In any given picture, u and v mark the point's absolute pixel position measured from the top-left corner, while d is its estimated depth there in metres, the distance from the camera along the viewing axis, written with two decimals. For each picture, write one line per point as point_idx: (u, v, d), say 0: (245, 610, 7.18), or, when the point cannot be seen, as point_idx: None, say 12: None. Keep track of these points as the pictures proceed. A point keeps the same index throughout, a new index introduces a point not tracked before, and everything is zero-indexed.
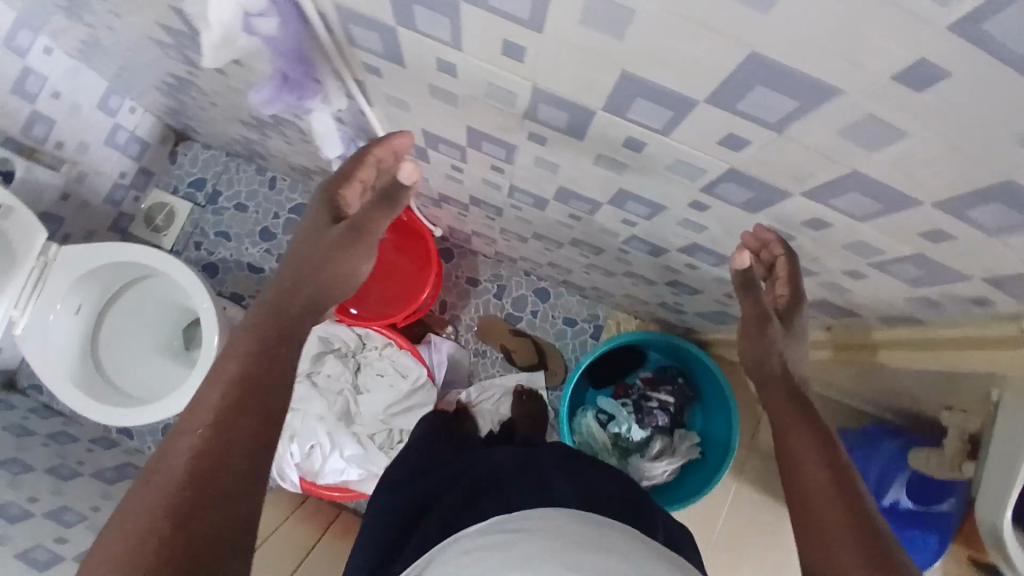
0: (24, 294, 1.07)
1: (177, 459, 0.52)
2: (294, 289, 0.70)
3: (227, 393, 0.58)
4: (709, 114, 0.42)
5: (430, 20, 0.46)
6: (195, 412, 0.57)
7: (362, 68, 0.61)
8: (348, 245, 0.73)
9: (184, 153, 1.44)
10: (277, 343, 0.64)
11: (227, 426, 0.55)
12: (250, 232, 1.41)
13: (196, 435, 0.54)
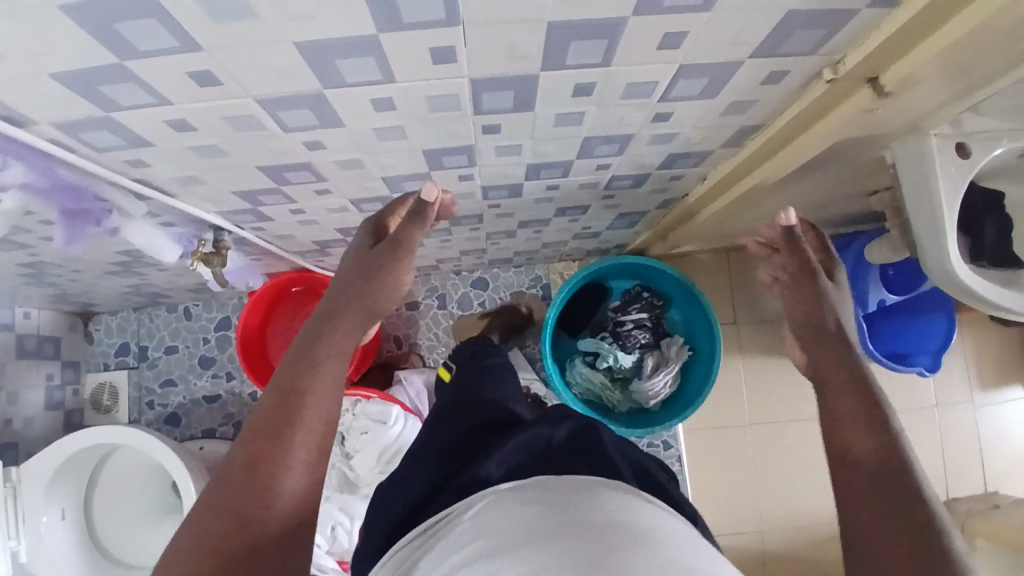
0: (9, 522, 1.05)
1: (184, 550, 0.47)
2: (316, 330, 0.57)
3: (250, 477, 0.50)
4: (400, 40, 0.41)
5: (116, 92, 0.45)
6: (216, 486, 0.50)
7: (128, 170, 0.60)
8: (378, 269, 0.60)
9: (99, 329, 1.43)
10: (306, 405, 0.53)
11: (247, 526, 0.48)
12: (191, 367, 1.40)
13: (214, 526, 0.48)
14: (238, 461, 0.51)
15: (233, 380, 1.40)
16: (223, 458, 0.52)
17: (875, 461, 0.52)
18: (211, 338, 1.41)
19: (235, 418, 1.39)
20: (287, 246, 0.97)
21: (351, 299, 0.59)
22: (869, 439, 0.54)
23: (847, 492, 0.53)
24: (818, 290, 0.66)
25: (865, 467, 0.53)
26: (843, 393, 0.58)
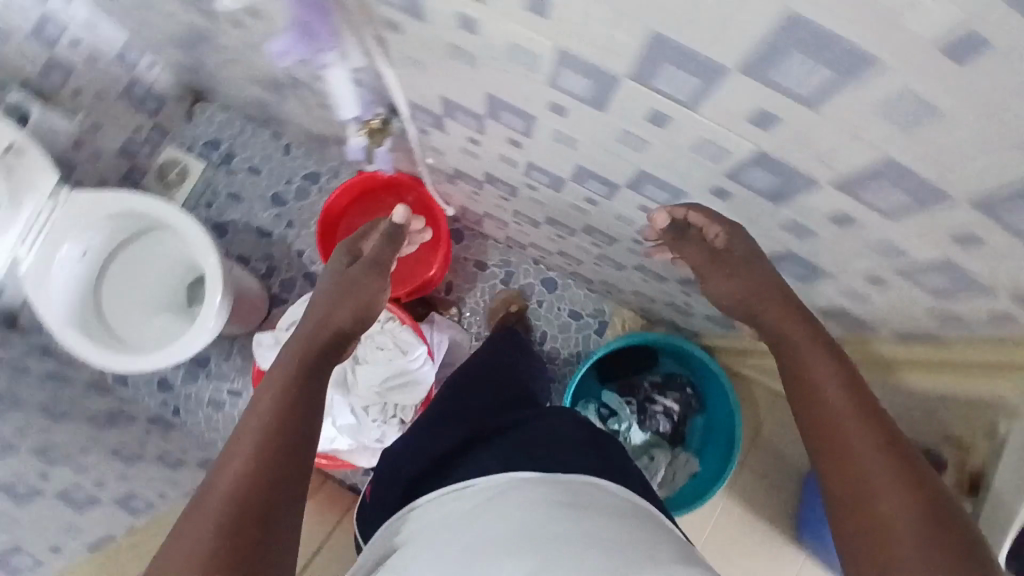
0: (31, 232, 1.08)
1: (239, 467, 0.51)
2: (329, 304, 0.79)
3: (273, 447, 0.53)
4: (741, 86, 0.40)
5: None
6: (231, 469, 0.51)
7: (374, 21, 0.58)
8: (340, 288, 0.81)
9: (202, 112, 1.42)
10: (304, 359, 0.69)
11: (279, 484, 0.51)
12: (261, 196, 1.40)
13: (235, 499, 0.48)
14: (249, 447, 0.53)
15: (292, 229, 1.39)
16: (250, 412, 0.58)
17: (846, 408, 0.55)
18: (292, 180, 1.41)
19: (273, 262, 1.39)
20: (426, 155, 0.95)
21: (342, 284, 0.82)
22: (880, 455, 0.52)
23: (832, 431, 0.55)
24: (749, 275, 0.65)
25: (842, 413, 0.55)
26: (817, 370, 0.59)
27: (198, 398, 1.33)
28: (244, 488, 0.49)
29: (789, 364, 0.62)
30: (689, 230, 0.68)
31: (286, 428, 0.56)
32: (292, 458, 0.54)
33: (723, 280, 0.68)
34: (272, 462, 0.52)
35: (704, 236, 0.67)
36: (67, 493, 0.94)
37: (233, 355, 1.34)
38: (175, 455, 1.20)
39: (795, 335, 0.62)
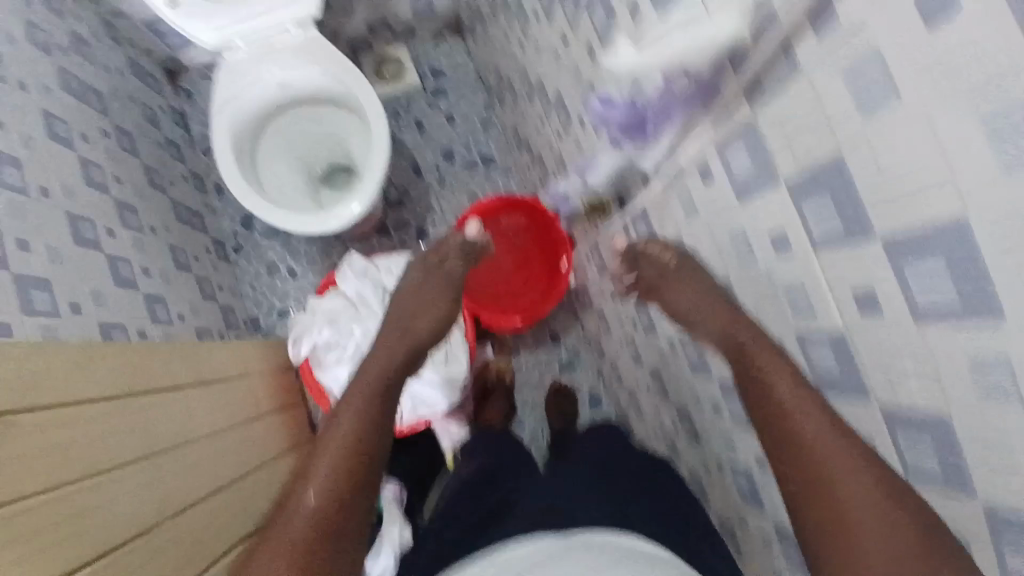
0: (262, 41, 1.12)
1: (320, 486, 0.61)
2: (390, 330, 0.82)
3: (346, 455, 0.63)
4: (977, 520, 0.41)
5: (819, 209, 0.46)
6: (316, 470, 0.62)
7: (694, 162, 0.60)
8: (413, 307, 0.85)
9: (449, 45, 1.48)
10: (378, 367, 0.75)
11: (349, 494, 0.61)
12: (439, 142, 1.44)
13: (315, 502, 0.59)
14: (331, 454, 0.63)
15: (439, 184, 1.43)
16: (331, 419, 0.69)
17: (869, 490, 0.47)
18: (471, 150, 1.45)
19: (404, 198, 1.41)
20: (604, 243, 0.97)
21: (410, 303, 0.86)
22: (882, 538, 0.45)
23: (836, 520, 0.48)
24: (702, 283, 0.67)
25: (847, 511, 0.47)
26: (824, 443, 0.50)
27: (261, 254, 1.35)
28: (317, 505, 0.59)
29: (783, 427, 0.53)
30: (641, 253, 0.76)
31: (364, 434, 0.66)
32: (365, 467, 0.64)
33: (674, 280, 0.70)
34: (343, 483, 0.61)
35: (658, 251, 0.73)
36: (116, 261, 0.95)
37: (315, 244, 1.35)
38: (213, 286, 1.21)
39: (785, 397, 0.53)
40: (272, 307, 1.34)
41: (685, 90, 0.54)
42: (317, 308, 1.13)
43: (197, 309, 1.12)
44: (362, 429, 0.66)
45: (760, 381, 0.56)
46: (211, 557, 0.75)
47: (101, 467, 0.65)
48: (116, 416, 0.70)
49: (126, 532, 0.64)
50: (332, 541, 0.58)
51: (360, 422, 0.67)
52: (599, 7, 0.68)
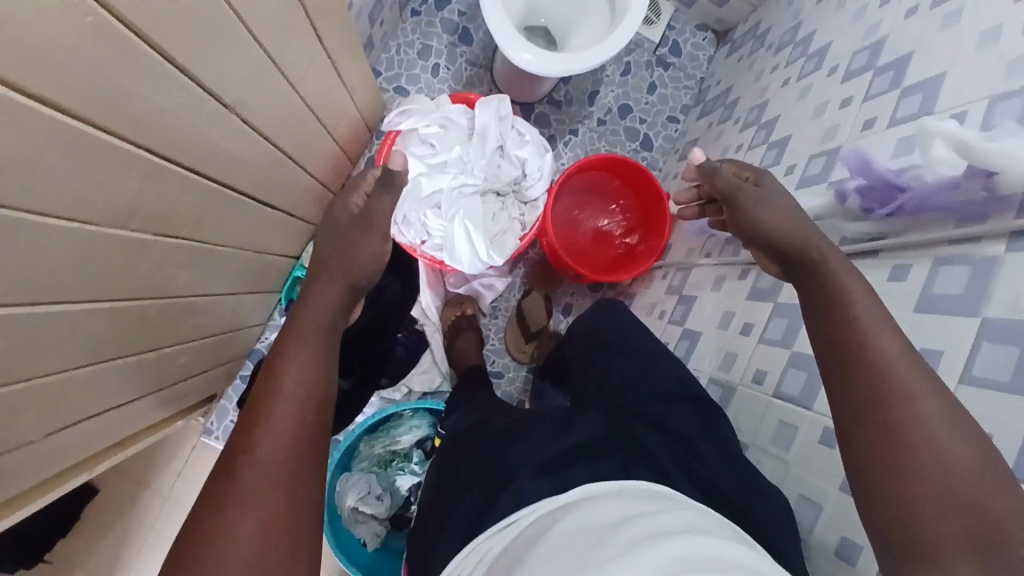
0: None
1: (267, 449, 0.57)
2: (331, 265, 0.83)
3: (305, 403, 0.63)
4: None
5: (993, 359, 0.48)
6: (278, 411, 0.60)
7: (892, 259, 0.60)
8: (356, 233, 0.88)
9: (701, 38, 1.47)
10: (321, 303, 0.77)
11: (310, 445, 0.60)
12: (626, 94, 1.43)
13: (281, 442, 0.58)
14: (291, 393, 0.62)
15: (595, 123, 1.42)
16: (277, 359, 0.67)
17: (951, 430, 0.45)
18: (640, 124, 1.44)
19: (563, 104, 1.41)
20: (699, 269, 0.97)
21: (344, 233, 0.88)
22: (932, 493, 0.43)
23: (894, 448, 0.46)
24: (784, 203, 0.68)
25: (919, 514, 0.43)
26: (914, 396, 0.47)
27: (427, 34, 1.35)
28: (278, 462, 0.57)
29: (861, 368, 0.50)
30: (740, 187, 0.71)
31: (316, 385, 0.65)
32: (311, 420, 0.62)
33: (761, 198, 0.67)
34: (295, 443, 0.59)
35: (731, 172, 0.75)
36: None
37: (471, 69, 1.36)
38: (378, 17, 1.19)
39: (894, 351, 0.49)
40: (397, 80, 1.33)
41: (963, 201, 0.52)
42: (443, 105, 1.11)
43: (360, 18, 1.09)
44: (303, 389, 0.64)
45: (853, 350, 0.51)
46: (226, 183, 0.75)
47: (249, 30, 0.63)
48: (280, 11, 0.67)
49: (218, 94, 0.63)
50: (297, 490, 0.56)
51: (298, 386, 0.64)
52: (920, 97, 0.69)
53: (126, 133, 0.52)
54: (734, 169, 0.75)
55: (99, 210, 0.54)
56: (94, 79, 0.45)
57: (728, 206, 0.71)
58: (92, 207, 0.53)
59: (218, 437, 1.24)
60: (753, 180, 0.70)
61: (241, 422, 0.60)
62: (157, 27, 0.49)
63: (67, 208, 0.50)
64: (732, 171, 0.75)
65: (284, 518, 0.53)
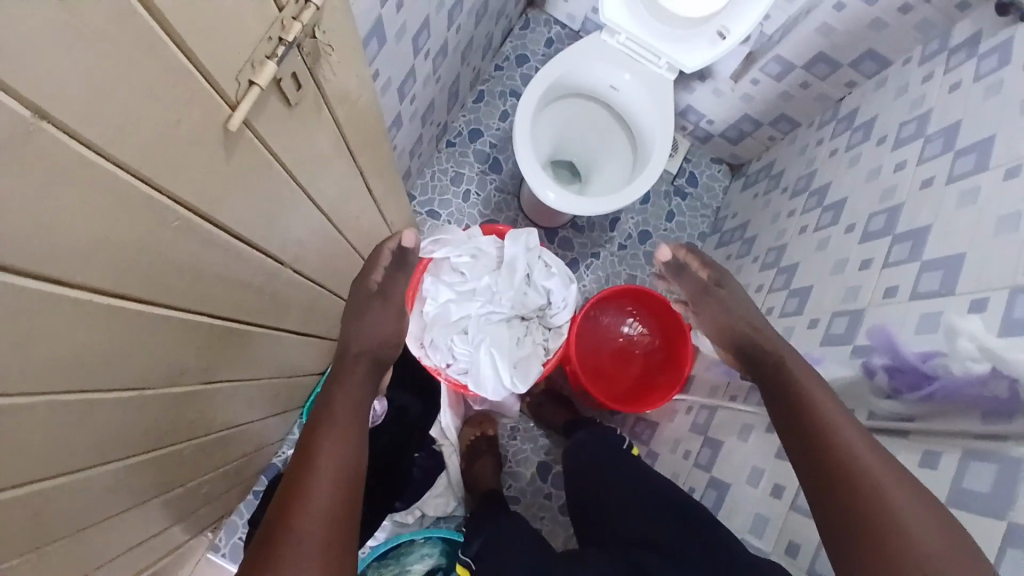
0: (636, 48, 1.15)
1: (304, 529, 0.62)
2: (357, 342, 0.87)
3: (342, 483, 0.67)
4: None
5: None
6: (316, 489, 0.66)
7: (921, 444, 0.62)
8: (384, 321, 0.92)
9: (717, 170, 1.56)
10: (357, 365, 0.84)
11: (343, 520, 0.65)
12: (647, 221, 1.50)
13: (321, 530, 0.63)
14: (326, 469, 0.68)
15: (617, 247, 1.48)
16: (313, 434, 0.71)
17: None
18: (660, 250, 1.49)
19: (586, 230, 1.47)
20: (725, 413, 0.98)
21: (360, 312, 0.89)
22: None
23: None
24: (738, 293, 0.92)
25: None
26: None
27: (461, 162, 1.45)
28: (317, 541, 0.62)
29: (857, 494, 0.57)
30: (709, 287, 0.92)
31: (350, 454, 0.71)
32: (348, 494, 0.68)
33: (730, 304, 0.89)
34: (330, 518, 0.64)
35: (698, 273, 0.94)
36: (408, 76, 0.99)
37: (500, 195, 1.45)
38: (417, 151, 1.29)
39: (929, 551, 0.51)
40: (430, 204, 1.41)
41: (989, 397, 0.57)
42: (474, 237, 1.17)
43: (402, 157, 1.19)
44: (340, 463, 0.69)
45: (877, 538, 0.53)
46: (272, 323, 0.79)
47: (312, 199, 0.68)
48: (341, 179, 0.74)
49: (278, 256, 0.68)
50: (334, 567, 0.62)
51: (335, 455, 0.69)
52: (940, 274, 0.72)
53: (195, 305, 0.56)
54: (700, 265, 0.95)
55: (158, 373, 0.57)
56: (175, 268, 0.50)
57: (701, 302, 0.91)
58: (156, 368, 0.56)
59: (225, 555, 1.22)
60: (719, 282, 0.92)
61: (278, 504, 0.65)
62: (236, 218, 0.54)
63: (130, 379, 0.53)
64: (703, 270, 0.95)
65: None
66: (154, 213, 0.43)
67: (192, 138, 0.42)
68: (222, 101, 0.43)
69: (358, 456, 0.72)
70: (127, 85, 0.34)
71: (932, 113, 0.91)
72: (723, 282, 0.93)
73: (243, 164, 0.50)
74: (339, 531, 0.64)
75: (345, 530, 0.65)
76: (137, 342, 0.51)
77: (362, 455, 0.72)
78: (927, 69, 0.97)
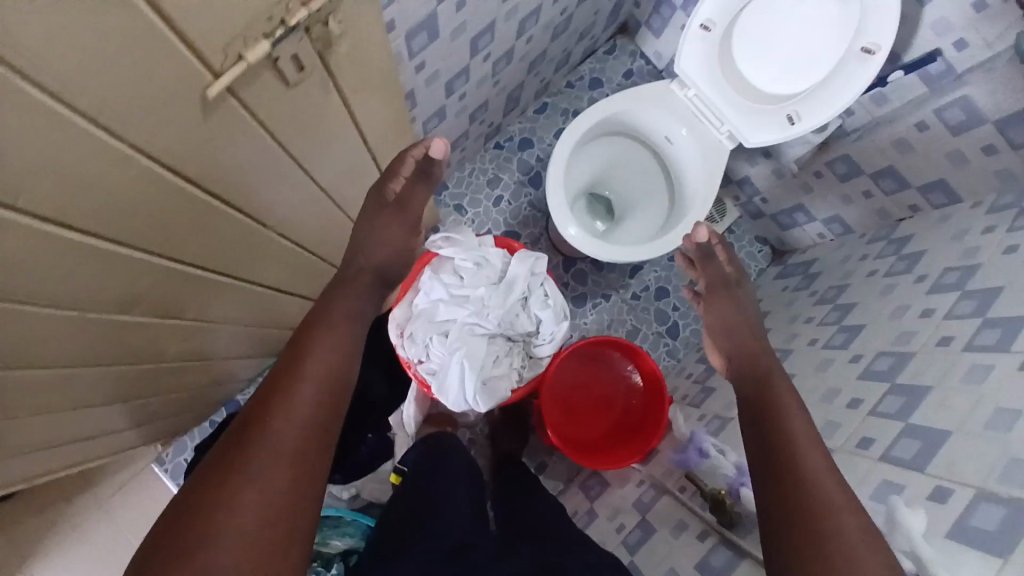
0: (701, 108, 1.11)
1: (284, 425, 0.63)
2: (362, 254, 0.83)
3: (328, 388, 0.68)
4: None
5: None
6: (301, 391, 0.67)
7: None
8: None
9: (757, 250, 1.48)
10: (365, 268, 0.82)
11: (324, 424, 0.66)
12: (669, 279, 1.45)
13: (301, 422, 0.64)
14: (314, 373, 0.68)
15: (629, 296, 1.44)
16: (305, 338, 0.72)
17: None
18: (672, 311, 1.44)
19: (604, 270, 1.44)
20: (668, 504, 0.95)
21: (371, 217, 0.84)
22: None
23: None
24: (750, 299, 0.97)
25: None
26: None
27: (502, 167, 1.43)
28: (294, 438, 0.63)
29: (827, 558, 0.56)
30: (729, 281, 0.97)
31: (342, 362, 0.71)
32: (334, 400, 0.69)
33: (743, 303, 0.94)
34: (311, 419, 0.65)
35: (722, 264, 0.98)
36: (459, 74, 0.98)
37: (531, 210, 1.43)
38: (460, 145, 1.29)
39: None
40: (458, 198, 1.41)
41: None
42: (483, 246, 1.16)
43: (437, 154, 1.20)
44: (329, 370, 0.69)
45: None
46: (250, 277, 0.80)
47: (307, 173, 0.69)
48: (343, 160, 0.74)
49: (262, 219, 0.69)
50: (310, 462, 0.63)
51: (326, 362, 0.70)
52: (921, 444, 0.66)
53: (163, 249, 0.57)
54: (726, 260, 0.99)
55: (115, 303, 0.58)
56: (140, 213, 0.50)
57: (721, 288, 0.96)
58: (117, 302, 0.58)
59: (166, 470, 1.26)
60: (738, 281, 0.97)
61: (262, 397, 0.66)
62: (213, 180, 0.54)
63: (80, 304, 0.54)
64: (727, 265, 0.98)
65: (293, 487, 0.61)
66: (116, 161, 0.43)
67: (166, 98, 0.42)
68: (205, 69, 0.43)
69: (350, 364, 0.72)
70: (96, 36, 0.35)
71: (982, 267, 0.83)
72: (743, 283, 0.97)
73: (227, 133, 0.51)
74: (319, 431, 0.65)
75: (324, 435, 0.66)
76: (97, 278, 0.52)
77: (353, 365, 0.73)
78: (995, 218, 0.89)
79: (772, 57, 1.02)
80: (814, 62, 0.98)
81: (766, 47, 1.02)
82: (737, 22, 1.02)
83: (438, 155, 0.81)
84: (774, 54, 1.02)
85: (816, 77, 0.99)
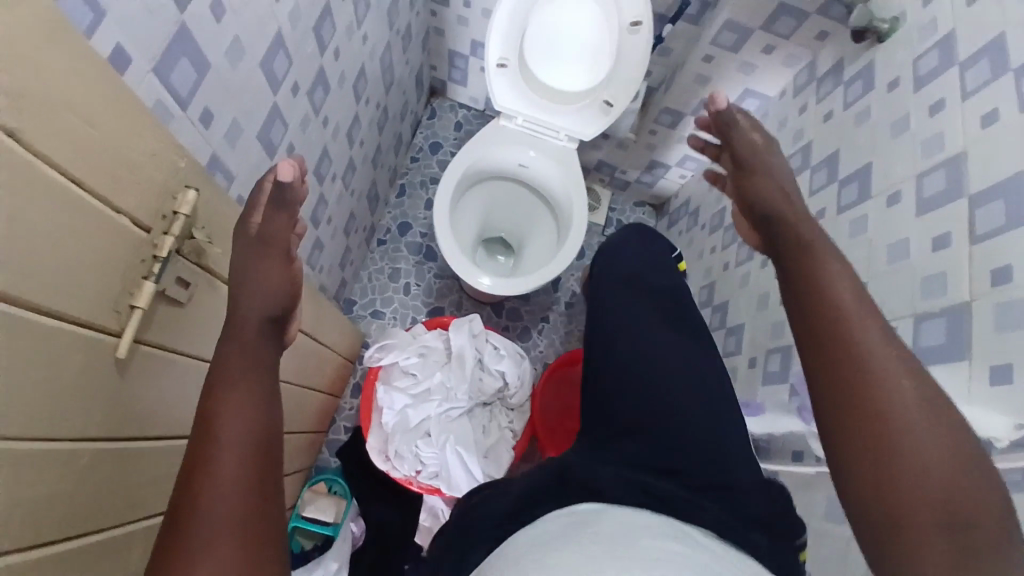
0: (535, 127, 1.22)
1: (222, 506, 0.46)
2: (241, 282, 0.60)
3: (257, 443, 0.50)
4: None
5: None
6: (225, 456, 0.49)
7: None
8: None
9: (642, 212, 1.60)
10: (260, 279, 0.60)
11: (267, 486, 0.49)
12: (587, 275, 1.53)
13: (234, 494, 0.47)
14: (235, 432, 0.50)
15: (563, 308, 1.50)
16: (209, 395, 0.52)
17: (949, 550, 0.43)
18: None
19: (530, 298, 1.50)
20: None
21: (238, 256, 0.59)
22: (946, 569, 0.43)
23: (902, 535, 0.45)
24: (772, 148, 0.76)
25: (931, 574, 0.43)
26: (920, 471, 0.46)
27: (395, 258, 1.47)
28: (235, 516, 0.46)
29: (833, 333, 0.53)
30: (753, 155, 0.72)
31: (267, 407, 0.53)
32: (269, 452, 0.51)
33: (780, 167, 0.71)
34: (251, 484, 0.48)
35: (747, 133, 0.74)
36: (317, 203, 1.01)
37: (440, 281, 1.47)
38: (348, 259, 1.31)
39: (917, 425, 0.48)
40: (371, 306, 1.42)
41: None
42: (419, 336, 1.19)
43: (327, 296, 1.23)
44: (256, 419, 0.52)
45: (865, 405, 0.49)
46: None
47: None
48: None
49: None
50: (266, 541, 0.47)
51: (248, 412, 0.52)
52: None
53: (136, 512, 0.54)
54: (750, 124, 0.74)
55: None
56: (100, 492, 0.47)
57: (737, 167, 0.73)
58: None
59: None
60: (769, 146, 0.73)
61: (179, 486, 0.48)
62: (146, 419, 0.53)
63: None
64: (748, 133, 0.74)
65: None
66: (62, 460, 0.42)
67: (84, 375, 0.42)
68: (103, 334, 0.44)
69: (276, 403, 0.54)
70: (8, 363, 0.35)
71: (812, 144, 0.97)
72: (773, 152, 0.73)
73: (145, 373, 0.50)
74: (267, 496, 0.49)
75: (267, 499, 0.48)
76: (110, 565, 0.51)
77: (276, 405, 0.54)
78: (801, 101, 1.04)
79: (565, 63, 1.12)
80: (600, 52, 1.10)
81: (557, 57, 1.12)
82: (523, 48, 1.12)
83: (290, 181, 0.57)
84: (564, 61, 1.12)
85: (608, 62, 1.11)
